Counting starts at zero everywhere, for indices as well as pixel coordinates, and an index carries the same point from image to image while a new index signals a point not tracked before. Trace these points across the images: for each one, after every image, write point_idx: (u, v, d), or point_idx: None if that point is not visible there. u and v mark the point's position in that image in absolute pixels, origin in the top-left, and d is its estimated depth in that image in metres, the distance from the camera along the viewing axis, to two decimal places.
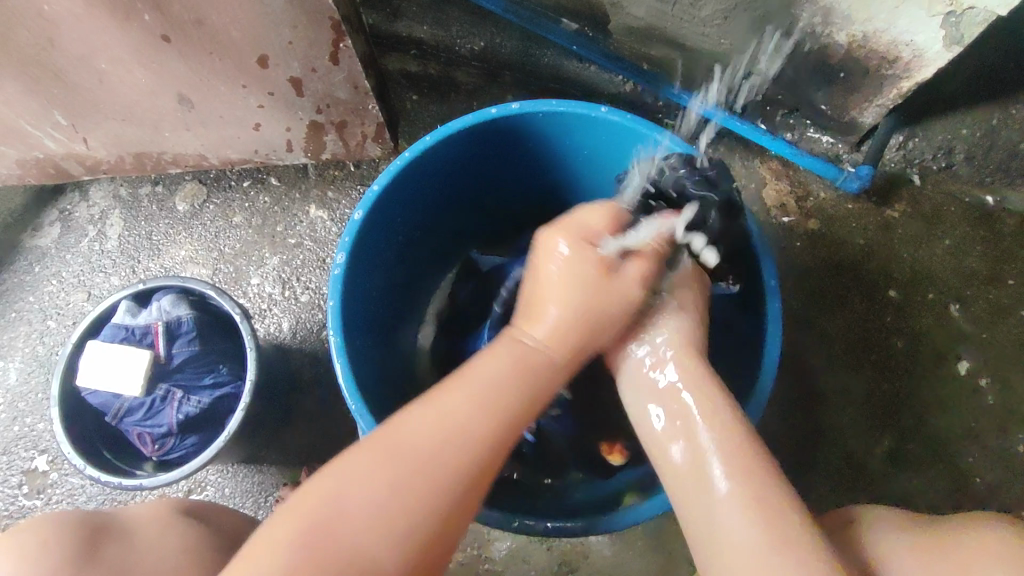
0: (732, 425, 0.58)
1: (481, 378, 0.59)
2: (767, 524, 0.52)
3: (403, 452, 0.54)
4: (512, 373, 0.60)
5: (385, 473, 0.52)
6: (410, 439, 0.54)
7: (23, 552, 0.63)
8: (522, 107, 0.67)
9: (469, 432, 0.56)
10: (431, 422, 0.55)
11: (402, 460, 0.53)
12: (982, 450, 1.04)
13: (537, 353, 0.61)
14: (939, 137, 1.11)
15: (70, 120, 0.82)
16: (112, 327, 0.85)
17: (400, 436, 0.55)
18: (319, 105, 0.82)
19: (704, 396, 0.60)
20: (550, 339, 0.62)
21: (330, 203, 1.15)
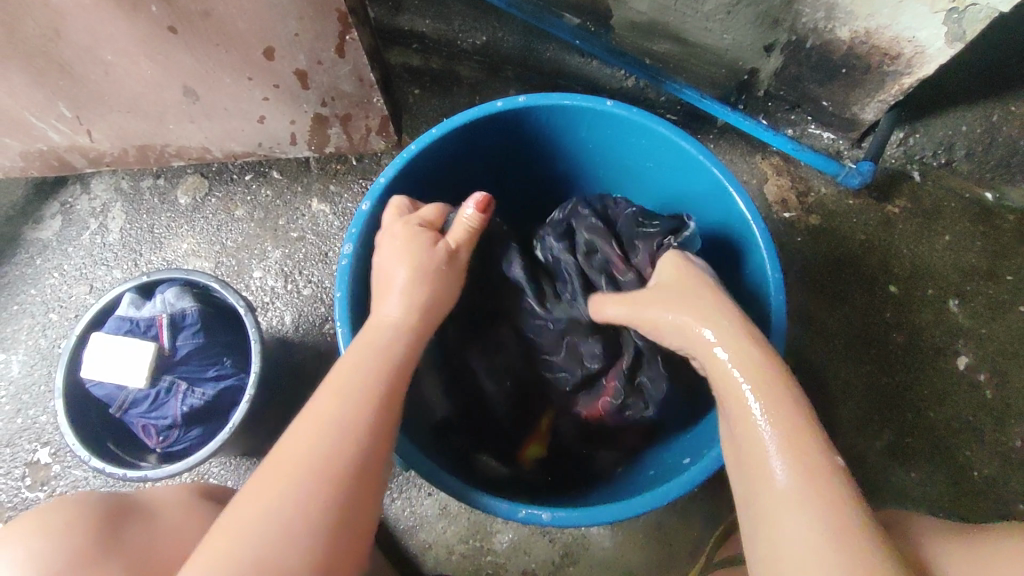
0: (794, 414, 0.53)
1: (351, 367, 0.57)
2: (821, 522, 0.47)
3: (292, 459, 0.51)
4: (364, 351, 0.58)
5: (277, 487, 0.50)
6: (298, 443, 0.52)
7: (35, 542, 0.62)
8: (528, 100, 0.68)
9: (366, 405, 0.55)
10: (327, 419, 0.53)
11: (296, 466, 0.51)
12: (981, 443, 1.05)
13: (376, 332, 0.60)
14: (939, 133, 1.12)
15: (75, 112, 0.82)
16: (116, 319, 0.85)
17: (289, 444, 0.52)
18: (324, 98, 0.82)
19: (759, 378, 0.55)
20: (401, 313, 0.62)
21: (332, 196, 1.15)
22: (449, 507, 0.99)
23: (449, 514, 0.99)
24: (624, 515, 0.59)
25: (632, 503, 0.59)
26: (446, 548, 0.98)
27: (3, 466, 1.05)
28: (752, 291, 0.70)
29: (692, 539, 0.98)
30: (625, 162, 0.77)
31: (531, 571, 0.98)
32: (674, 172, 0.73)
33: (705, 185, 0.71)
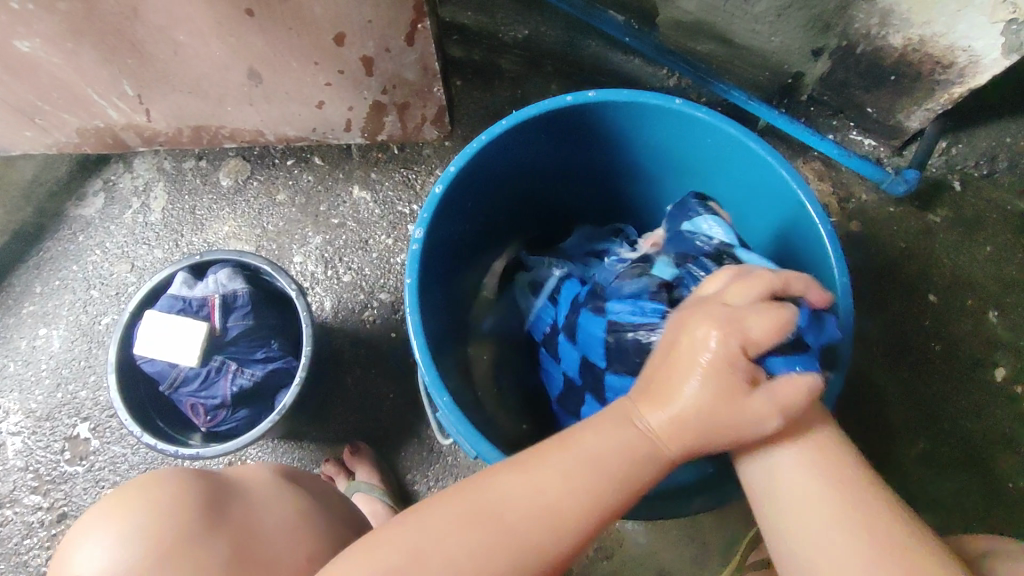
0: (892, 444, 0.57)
1: (590, 457, 0.52)
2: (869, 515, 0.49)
3: (491, 514, 0.51)
4: (622, 458, 0.51)
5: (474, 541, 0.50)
6: (511, 507, 0.51)
7: (154, 508, 0.63)
8: (598, 96, 0.69)
9: (540, 546, 0.50)
10: (463, 538, 0.50)
11: (484, 527, 0.50)
12: (1015, 455, 1.05)
13: (646, 443, 0.52)
14: (983, 143, 1.12)
15: (136, 91, 0.83)
16: (169, 298, 0.85)
17: (501, 502, 0.51)
18: (385, 85, 0.84)
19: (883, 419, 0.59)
20: (669, 424, 0.52)
21: (374, 184, 1.16)
22: None
23: None
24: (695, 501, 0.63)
25: (705, 494, 0.63)
26: None
27: (43, 439, 1.07)
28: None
29: (726, 539, 0.98)
30: (688, 160, 0.78)
31: (565, 563, 0.98)
32: (741, 172, 0.74)
33: (772, 185, 0.71)
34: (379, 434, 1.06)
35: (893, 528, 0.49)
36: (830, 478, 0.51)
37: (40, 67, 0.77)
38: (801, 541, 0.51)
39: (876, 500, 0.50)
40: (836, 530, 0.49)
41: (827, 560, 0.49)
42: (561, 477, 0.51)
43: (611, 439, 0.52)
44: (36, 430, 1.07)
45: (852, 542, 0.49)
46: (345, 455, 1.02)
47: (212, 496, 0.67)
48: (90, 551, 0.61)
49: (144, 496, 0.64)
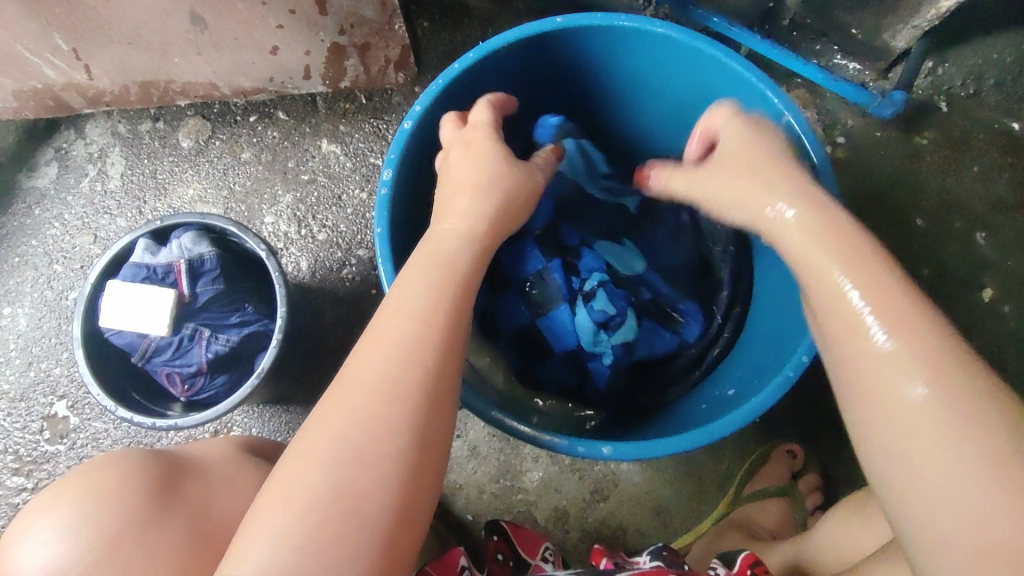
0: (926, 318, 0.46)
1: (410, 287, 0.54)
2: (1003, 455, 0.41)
3: (361, 388, 0.49)
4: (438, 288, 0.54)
5: (348, 418, 0.48)
6: (366, 371, 0.50)
7: (102, 494, 0.60)
8: (567, 21, 0.65)
9: (388, 398, 0.48)
10: (348, 412, 0.48)
11: (364, 396, 0.48)
12: (1003, 373, 1.06)
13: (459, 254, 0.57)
14: (971, 61, 1.08)
15: (72, 45, 0.77)
16: (131, 267, 0.81)
17: (358, 372, 0.50)
18: (342, 24, 0.80)
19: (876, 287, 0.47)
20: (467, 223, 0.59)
21: (343, 136, 1.10)
22: (478, 448, 1.00)
23: (478, 455, 1.00)
24: (698, 442, 0.60)
25: (712, 428, 0.60)
26: (476, 487, 0.99)
27: (20, 420, 1.04)
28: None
29: (721, 474, 0.99)
30: (670, 86, 0.74)
31: (562, 507, 0.99)
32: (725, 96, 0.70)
33: (758, 109, 0.67)
34: None
35: (992, 424, 0.42)
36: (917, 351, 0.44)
37: None
38: (877, 424, 0.46)
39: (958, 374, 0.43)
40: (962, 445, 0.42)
41: (912, 447, 0.43)
42: (395, 330, 0.51)
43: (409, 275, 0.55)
44: (11, 411, 1.04)
45: (954, 446, 0.42)
46: None
47: (168, 472, 0.65)
48: (38, 541, 0.58)
49: (85, 482, 0.62)
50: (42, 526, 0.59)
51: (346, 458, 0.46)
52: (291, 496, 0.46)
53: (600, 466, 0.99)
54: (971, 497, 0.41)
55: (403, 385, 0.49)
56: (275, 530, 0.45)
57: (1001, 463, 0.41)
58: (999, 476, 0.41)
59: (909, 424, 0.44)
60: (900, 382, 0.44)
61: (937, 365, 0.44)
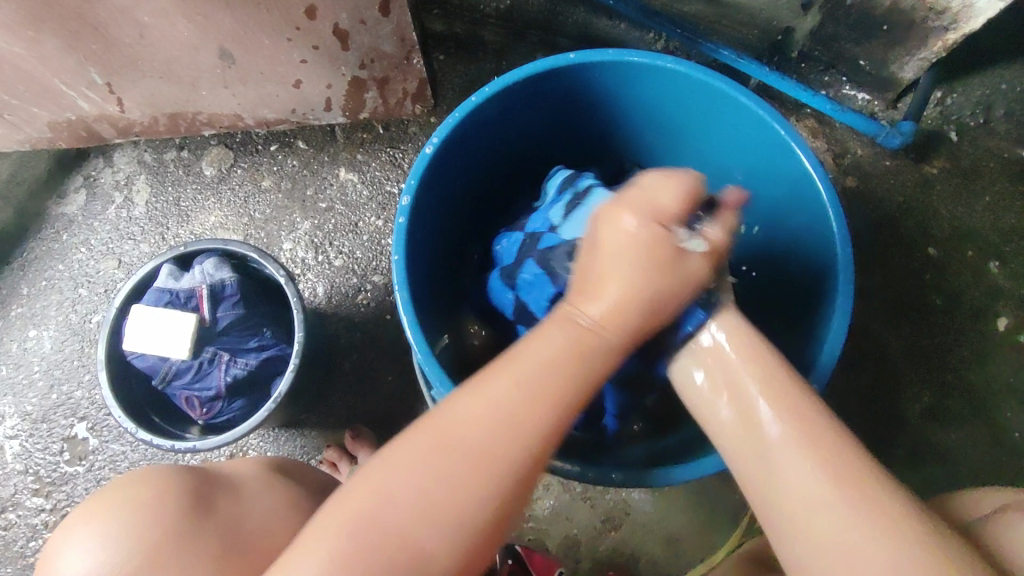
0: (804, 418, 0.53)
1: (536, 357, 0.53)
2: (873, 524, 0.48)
3: (452, 444, 0.50)
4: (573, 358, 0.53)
5: (425, 469, 0.50)
6: (464, 429, 0.51)
7: (138, 502, 0.61)
8: (579, 57, 0.68)
9: (504, 437, 0.50)
10: (425, 464, 0.50)
11: (445, 454, 0.50)
12: (1020, 403, 1.05)
13: (596, 335, 0.54)
14: (978, 92, 1.10)
15: (106, 79, 0.81)
16: (155, 291, 0.83)
17: (452, 424, 0.51)
18: (363, 59, 0.83)
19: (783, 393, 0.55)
20: (609, 318, 0.54)
21: (360, 165, 1.13)
22: None
23: None
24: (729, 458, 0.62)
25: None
26: None
27: (41, 441, 1.06)
28: (807, 233, 0.70)
29: (732, 503, 0.98)
30: (679, 119, 0.77)
31: (574, 536, 0.98)
32: (733, 129, 0.72)
33: (765, 142, 0.70)
34: (382, 419, 1.05)
35: (895, 512, 0.49)
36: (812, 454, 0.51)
37: (5, 60, 0.75)
38: (773, 491, 0.53)
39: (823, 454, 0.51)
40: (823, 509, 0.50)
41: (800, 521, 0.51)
42: (502, 402, 0.51)
43: (536, 342, 0.54)
44: (33, 432, 1.06)
45: (828, 499, 0.50)
46: (345, 442, 1.01)
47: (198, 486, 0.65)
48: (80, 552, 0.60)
49: (130, 495, 0.62)
50: (83, 536, 0.60)
51: (406, 508, 0.49)
52: (344, 522, 0.49)
53: (611, 494, 0.99)
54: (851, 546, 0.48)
55: (518, 417, 0.51)
56: (324, 552, 0.48)
57: (884, 530, 0.48)
58: (888, 543, 0.48)
59: (802, 503, 0.51)
60: (803, 470, 0.51)
61: (832, 463, 0.51)
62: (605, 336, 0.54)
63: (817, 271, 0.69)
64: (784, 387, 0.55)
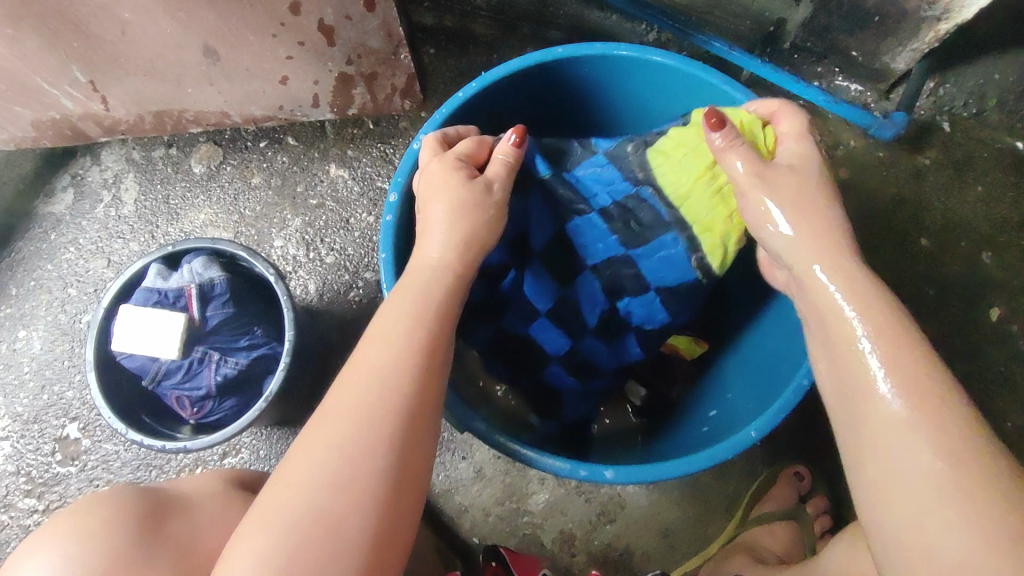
0: (929, 382, 0.50)
1: (386, 318, 0.57)
2: (967, 501, 0.45)
3: (346, 414, 0.52)
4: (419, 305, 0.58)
5: (331, 446, 0.50)
6: (354, 396, 0.52)
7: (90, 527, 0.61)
8: (566, 51, 0.67)
9: (384, 395, 0.53)
10: (328, 440, 0.51)
11: (346, 426, 0.51)
12: (1012, 393, 1.05)
13: (434, 280, 0.59)
14: (971, 82, 1.07)
15: (89, 77, 0.80)
16: (143, 291, 0.83)
17: (344, 398, 0.53)
18: (350, 55, 0.82)
19: (896, 359, 0.51)
20: (444, 255, 0.61)
21: (350, 161, 1.12)
22: (484, 470, 1.00)
23: (484, 477, 1.00)
24: (715, 458, 0.61)
25: (730, 444, 0.61)
26: (482, 510, 0.99)
27: (32, 442, 1.05)
28: None
29: (726, 496, 0.99)
30: (670, 113, 0.76)
31: (569, 530, 0.98)
32: None
33: None
34: None
35: (990, 494, 0.45)
36: (923, 419, 0.48)
37: None
38: (867, 457, 0.51)
39: (939, 415, 0.48)
40: (923, 479, 0.47)
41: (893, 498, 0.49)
42: (378, 361, 0.54)
43: (385, 311, 0.58)
44: (24, 433, 1.06)
45: (923, 468, 0.47)
46: None
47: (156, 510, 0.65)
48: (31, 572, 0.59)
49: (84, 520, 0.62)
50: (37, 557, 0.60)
51: (317, 486, 0.49)
52: (274, 522, 0.48)
53: (606, 488, 0.99)
54: (935, 529, 0.46)
55: (395, 373, 0.54)
56: (258, 551, 0.47)
57: (969, 496, 0.46)
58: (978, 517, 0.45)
59: (910, 478, 0.48)
60: (908, 445, 0.48)
61: (945, 439, 0.47)
62: (439, 285, 0.59)
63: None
64: (897, 346, 0.51)
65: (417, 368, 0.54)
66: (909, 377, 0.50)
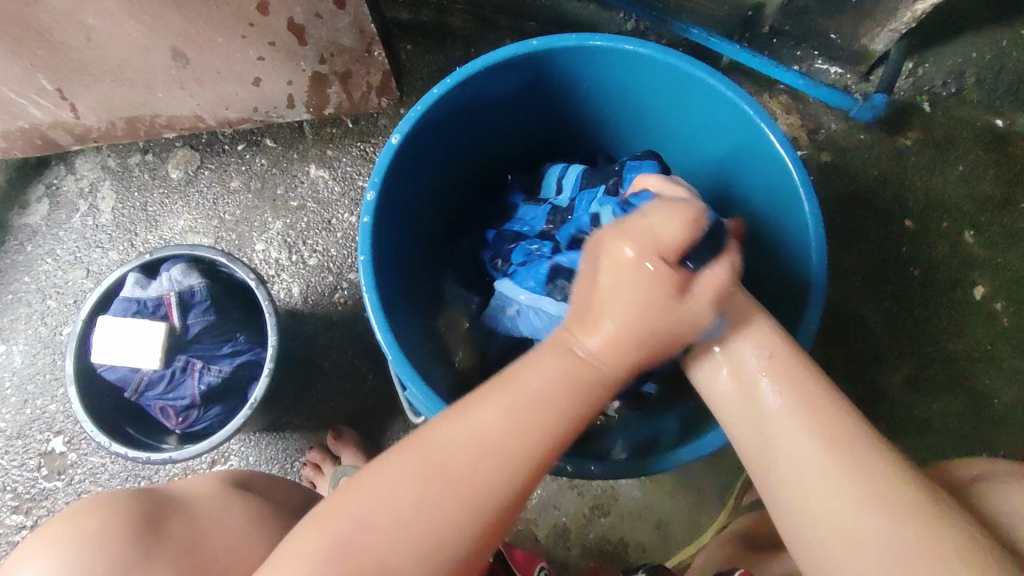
0: (798, 379, 0.53)
1: (527, 390, 0.50)
2: (879, 500, 0.47)
3: (439, 465, 0.48)
4: (563, 382, 0.50)
5: (417, 494, 0.47)
6: (451, 451, 0.48)
7: (85, 531, 0.60)
8: (541, 44, 0.66)
9: (499, 472, 0.48)
10: (415, 488, 0.47)
11: (438, 484, 0.47)
12: (998, 370, 1.06)
13: (588, 369, 0.51)
14: (950, 61, 1.08)
15: (56, 84, 0.79)
16: (123, 301, 0.81)
17: (444, 448, 0.48)
18: (322, 54, 0.81)
19: (800, 400, 0.52)
20: (607, 351, 0.51)
21: (330, 161, 1.11)
22: None
23: None
24: (699, 452, 0.61)
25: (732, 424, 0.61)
26: None
27: (17, 458, 1.04)
28: (780, 215, 0.69)
29: (718, 484, 0.99)
30: (650, 103, 0.75)
31: (562, 525, 0.98)
32: (705, 112, 0.71)
33: (734, 123, 0.69)
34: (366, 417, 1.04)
35: (907, 501, 0.47)
36: (819, 432, 0.51)
37: None
38: (790, 489, 0.51)
39: (836, 422, 0.51)
40: (836, 489, 0.49)
41: (825, 509, 0.49)
42: (490, 431, 0.48)
43: (533, 370, 0.51)
44: (8, 448, 1.04)
45: (833, 481, 0.49)
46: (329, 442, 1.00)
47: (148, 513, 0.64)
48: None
49: (77, 523, 0.61)
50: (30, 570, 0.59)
51: (386, 530, 0.46)
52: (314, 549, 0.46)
53: (599, 481, 0.99)
54: (861, 536, 0.47)
55: (540, 429, 0.49)
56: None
57: (878, 496, 0.48)
58: (888, 517, 0.47)
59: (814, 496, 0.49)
60: (822, 469, 0.49)
61: (817, 418, 0.51)
62: (606, 379, 0.51)
63: (794, 254, 0.68)
64: (776, 372, 0.54)
65: (540, 457, 0.49)
66: (788, 383, 0.53)
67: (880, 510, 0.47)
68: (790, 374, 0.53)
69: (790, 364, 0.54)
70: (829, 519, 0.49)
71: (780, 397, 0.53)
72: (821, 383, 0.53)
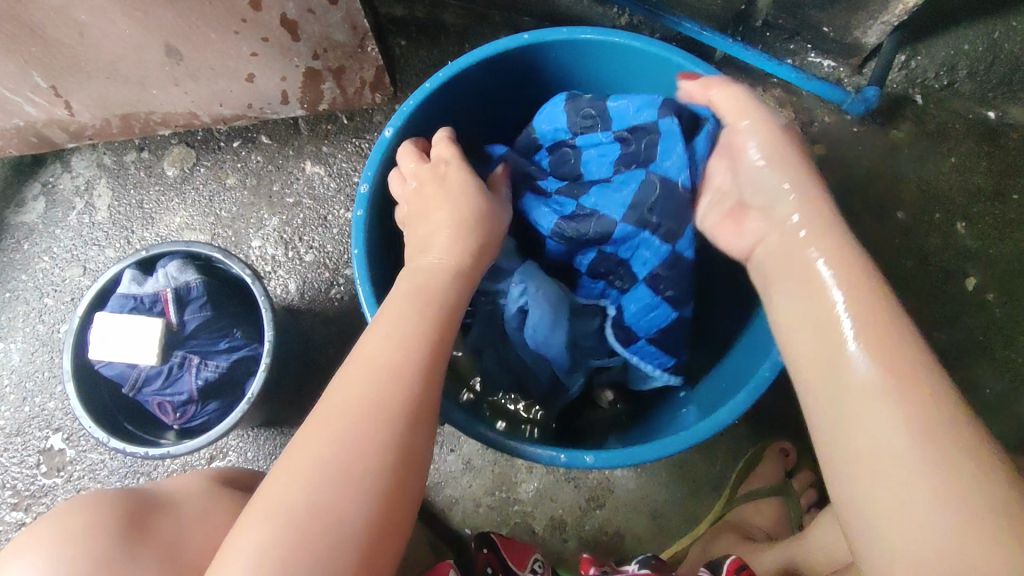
0: (903, 346, 0.49)
1: (387, 333, 0.55)
2: (947, 486, 0.44)
3: (350, 410, 0.51)
4: (421, 321, 0.56)
5: (334, 437, 0.50)
6: (359, 393, 0.52)
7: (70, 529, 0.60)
8: (533, 38, 0.67)
9: (400, 406, 0.52)
10: (333, 437, 0.50)
11: (350, 423, 0.50)
12: (990, 360, 1.06)
13: (435, 281, 0.59)
14: (942, 53, 1.06)
15: (50, 82, 0.79)
16: (118, 298, 0.82)
17: (353, 395, 0.52)
18: (316, 50, 0.82)
19: (873, 333, 0.50)
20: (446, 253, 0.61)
21: (326, 157, 1.11)
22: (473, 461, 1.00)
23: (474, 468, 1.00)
24: (692, 441, 0.62)
25: (716, 417, 0.62)
26: (473, 500, 1.00)
27: (16, 455, 1.04)
28: None
29: (714, 476, 0.99)
30: (643, 97, 0.76)
31: (559, 517, 0.99)
32: (697, 105, 0.71)
33: None
34: None
35: (976, 497, 0.44)
36: (895, 406, 0.47)
37: None
38: (852, 461, 0.48)
39: (926, 401, 0.47)
40: (903, 470, 0.46)
41: (885, 484, 0.46)
42: (382, 358, 0.54)
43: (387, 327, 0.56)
44: (8, 446, 1.05)
45: (900, 458, 0.46)
46: None
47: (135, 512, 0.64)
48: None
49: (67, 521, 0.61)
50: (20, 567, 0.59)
51: (322, 482, 0.48)
52: (271, 518, 0.47)
53: (595, 474, 1.00)
54: (919, 521, 0.44)
55: (418, 348, 0.55)
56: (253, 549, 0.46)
57: (950, 488, 0.44)
58: (948, 504, 0.44)
59: (886, 480, 0.46)
60: (888, 444, 0.47)
61: (905, 394, 0.47)
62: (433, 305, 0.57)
63: None
64: (886, 342, 0.50)
65: (417, 384, 0.53)
66: (878, 344, 0.50)
67: (953, 504, 0.44)
68: (892, 338, 0.50)
69: (892, 328, 0.50)
70: (891, 496, 0.46)
71: (869, 365, 0.49)
72: (926, 363, 0.49)
